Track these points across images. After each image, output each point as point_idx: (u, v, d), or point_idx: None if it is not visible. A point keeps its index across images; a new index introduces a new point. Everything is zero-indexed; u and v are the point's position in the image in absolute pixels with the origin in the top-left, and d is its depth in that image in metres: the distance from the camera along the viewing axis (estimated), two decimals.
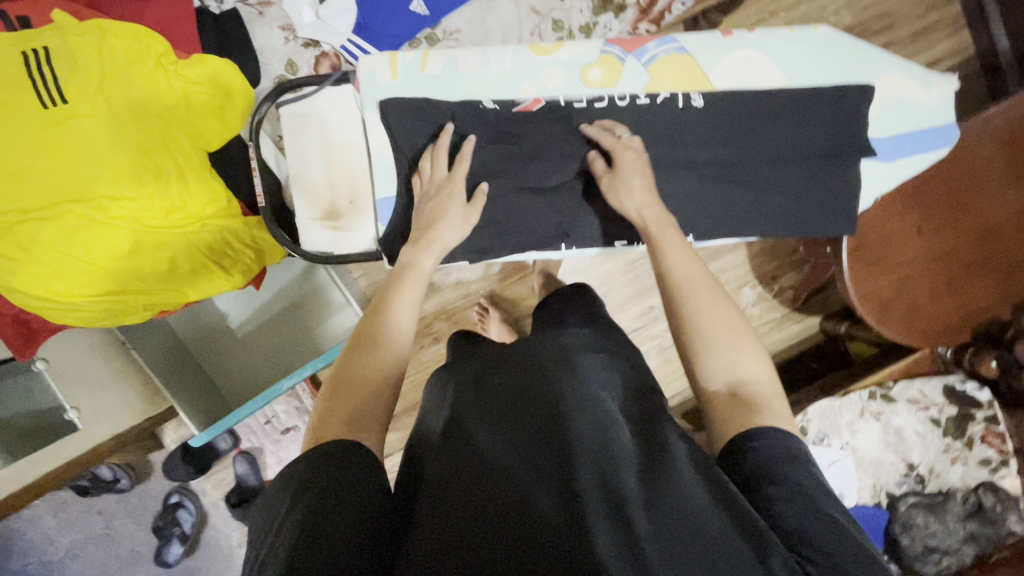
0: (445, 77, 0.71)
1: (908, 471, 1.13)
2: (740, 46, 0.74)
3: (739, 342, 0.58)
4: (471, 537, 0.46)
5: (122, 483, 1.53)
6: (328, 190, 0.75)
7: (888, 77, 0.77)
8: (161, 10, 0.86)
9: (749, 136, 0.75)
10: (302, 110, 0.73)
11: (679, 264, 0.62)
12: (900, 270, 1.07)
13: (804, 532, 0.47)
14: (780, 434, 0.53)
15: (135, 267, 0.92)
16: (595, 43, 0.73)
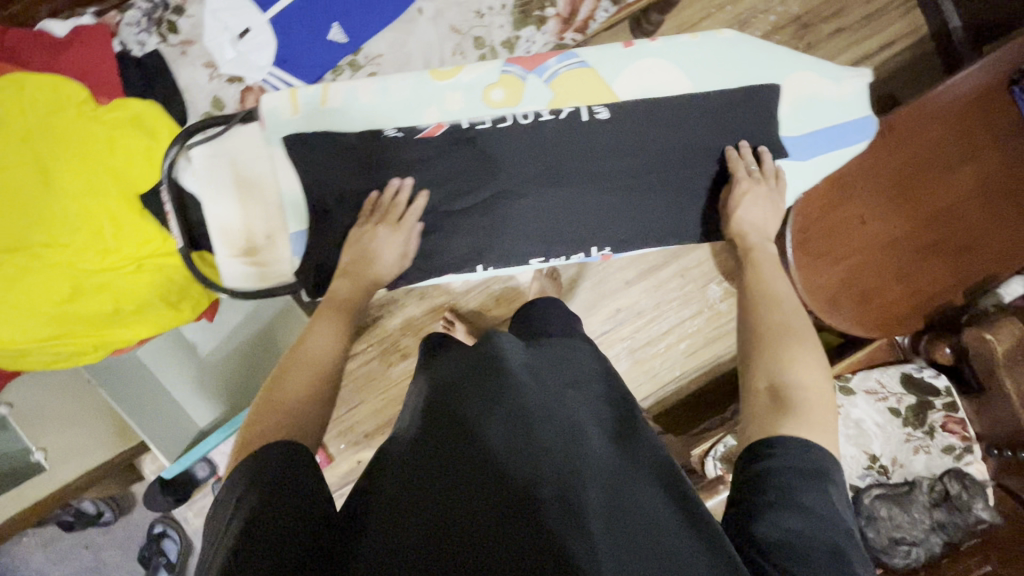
0: (350, 109, 0.72)
1: (871, 463, 1.10)
2: (640, 56, 0.75)
3: (796, 347, 0.59)
4: (432, 547, 0.43)
5: (107, 516, 1.55)
6: (243, 226, 0.75)
7: (796, 75, 0.77)
8: (81, 59, 0.88)
9: (657, 145, 0.75)
10: (211, 150, 0.74)
11: (774, 281, 0.66)
12: (847, 260, 1.06)
13: (795, 546, 0.45)
14: (807, 447, 0.51)
15: (78, 310, 0.93)
16: (494, 65, 0.74)
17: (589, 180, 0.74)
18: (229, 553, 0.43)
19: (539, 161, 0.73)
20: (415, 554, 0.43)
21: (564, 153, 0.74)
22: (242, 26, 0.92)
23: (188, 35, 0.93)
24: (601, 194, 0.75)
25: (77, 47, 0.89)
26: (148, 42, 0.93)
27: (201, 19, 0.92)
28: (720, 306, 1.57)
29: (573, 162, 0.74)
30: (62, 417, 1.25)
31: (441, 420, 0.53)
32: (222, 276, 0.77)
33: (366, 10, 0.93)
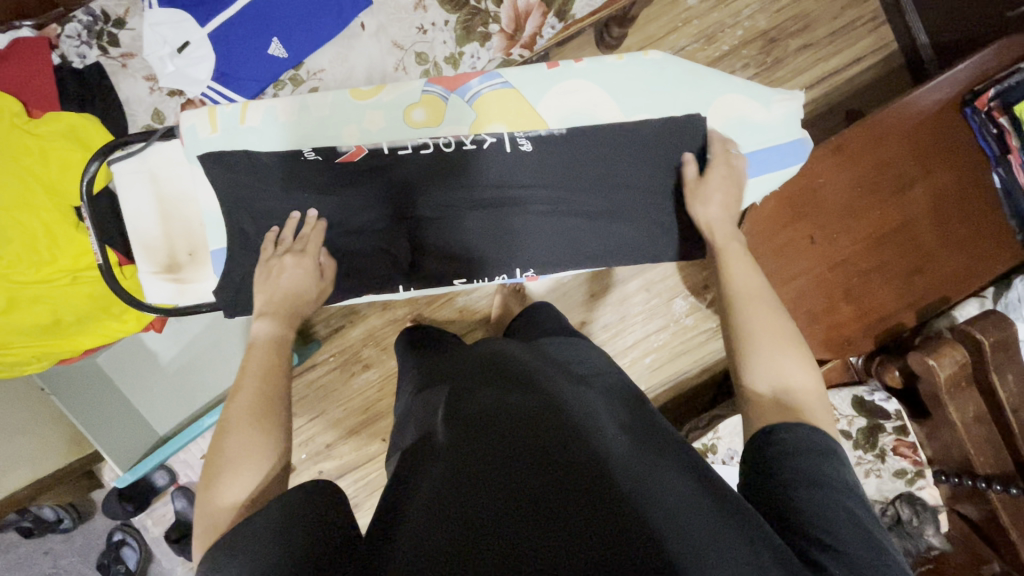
0: (266, 129, 0.71)
1: None
2: (566, 77, 0.73)
3: (792, 351, 0.59)
4: (462, 544, 0.42)
5: (66, 523, 1.54)
6: (166, 243, 0.75)
7: (727, 97, 0.76)
8: (17, 71, 0.87)
9: (581, 171, 0.74)
10: (133, 167, 0.74)
11: (742, 275, 0.64)
12: (797, 281, 1.05)
13: (828, 524, 0.45)
14: (806, 426, 0.52)
15: (17, 321, 0.93)
16: (415, 84, 0.73)
17: (511, 204, 0.73)
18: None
19: (460, 181, 0.72)
20: (446, 551, 0.42)
21: (484, 177, 0.73)
22: (181, 40, 0.90)
23: (129, 48, 0.93)
24: (527, 216, 0.74)
25: (13, 59, 0.88)
26: (89, 54, 0.92)
27: (141, 32, 0.92)
28: (686, 321, 1.56)
29: (494, 187, 0.73)
30: (12, 425, 1.22)
31: (462, 431, 0.54)
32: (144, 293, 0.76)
33: (308, 25, 0.93)
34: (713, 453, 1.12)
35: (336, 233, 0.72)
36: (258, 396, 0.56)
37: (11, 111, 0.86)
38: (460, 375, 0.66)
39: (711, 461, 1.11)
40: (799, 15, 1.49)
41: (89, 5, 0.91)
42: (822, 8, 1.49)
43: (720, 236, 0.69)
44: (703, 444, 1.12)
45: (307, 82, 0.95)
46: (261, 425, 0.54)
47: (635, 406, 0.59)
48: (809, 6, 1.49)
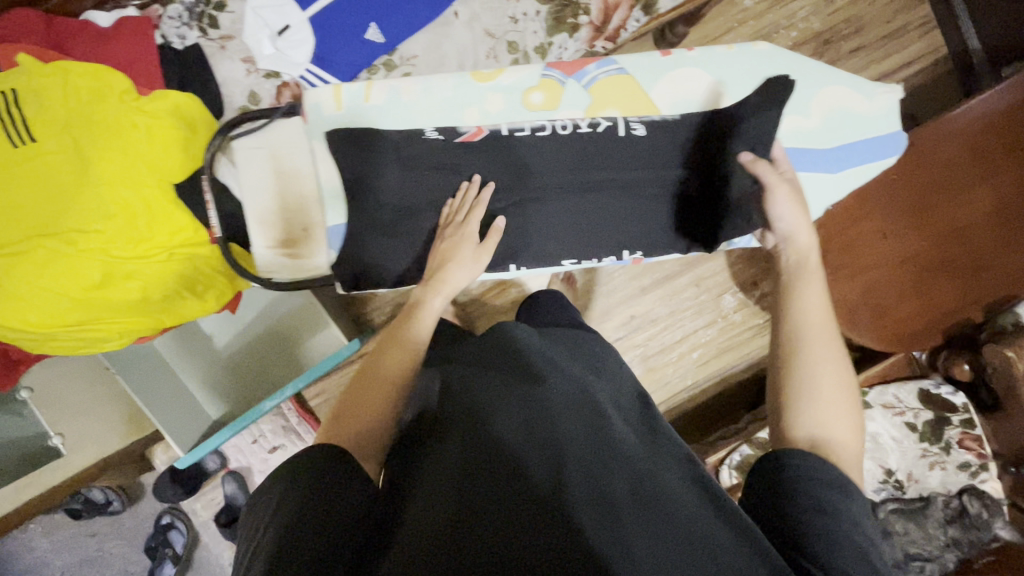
0: (387, 107, 0.73)
1: (886, 477, 1.10)
2: (679, 65, 0.76)
3: (845, 399, 0.55)
4: (461, 532, 0.44)
5: (115, 505, 1.55)
6: (282, 218, 0.77)
7: (832, 88, 0.78)
8: (123, 48, 0.90)
9: (691, 154, 0.75)
10: (255, 142, 0.76)
11: (813, 303, 0.59)
12: (868, 273, 1.06)
13: (824, 552, 0.46)
14: (821, 453, 0.52)
15: (108, 296, 0.95)
16: (535, 68, 0.75)
17: (610, 186, 0.75)
18: (275, 553, 0.45)
19: (572, 159, 0.74)
20: (442, 543, 0.44)
21: (586, 158, 0.74)
22: (282, 23, 0.94)
23: (229, 30, 0.94)
24: (632, 200, 0.76)
25: (120, 37, 0.90)
26: (188, 35, 0.94)
27: (241, 15, 0.94)
28: (732, 317, 1.58)
29: (592, 166, 0.74)
30: (77, 404, 1.22)
31: (466, 414, 0.54)
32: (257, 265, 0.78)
33: (403, 12, 0.95)
34: None
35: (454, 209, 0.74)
36: (383, 373, 0.59)
37: (120, 87, 0.87)
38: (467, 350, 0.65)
39: None
40: (853, 19, 1.51)
41: None
42: (876, 12, 1.52)
43: (783, 254, 0.65)
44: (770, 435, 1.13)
45: (400, 68, 0.96)
46: (369, 399, 0.58)
47: (643, 405, 0.61)
48: (863, 10, 1.51)
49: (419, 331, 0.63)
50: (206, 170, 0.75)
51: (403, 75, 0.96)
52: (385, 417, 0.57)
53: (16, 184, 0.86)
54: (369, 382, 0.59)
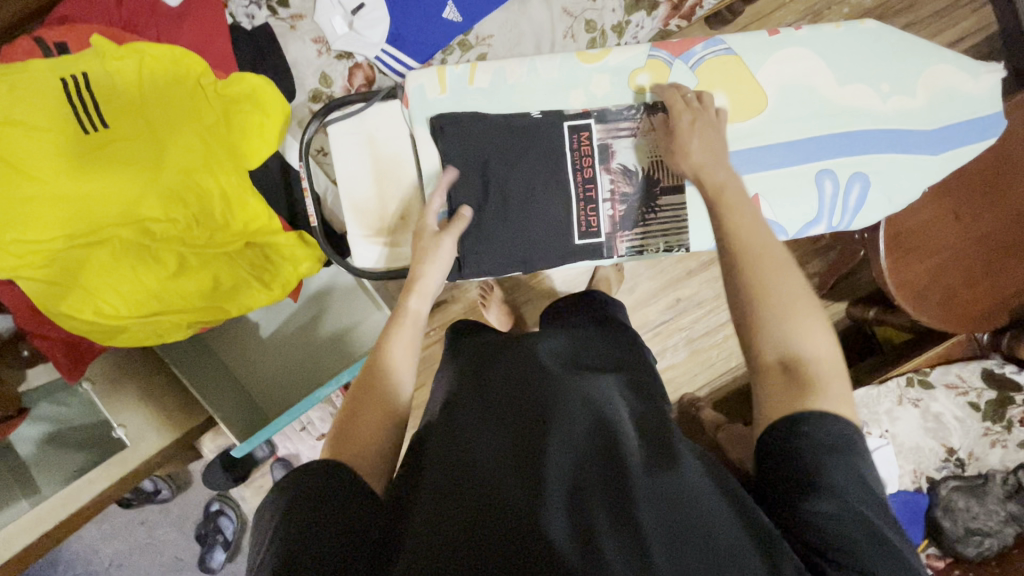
0: (492, 88, 0.82)
1: (948, 456, 1.13)
2: (785, 45, 0.86)
3: (805, 320, 0.52)
4: (473, 539, 0.43)
5: (163, 494, 1.55)
6: (379, 206, 0.82)
7: (938, 67, 0.88)
8: (196, 29, 0.89)
9: (781, 129, 0.87)
10: (350, 128, 0.82)
11: (739, 228, 0.59)
12: (936, 257, 1.02)
13: (841, 535, 0.43)
14: (835, 417, 0.47)
15: (182, 286, 0.92)
16: (642, 49, 0.85)
17: None
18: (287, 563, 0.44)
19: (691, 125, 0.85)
20: (455, 553, 0.42)
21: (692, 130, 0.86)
22: (356, 2, 0.92)
23: (298, 9, 0.93)
24: None
25: (191, 15, 0.89)
26: (257, 14, 0.93)
27: None
28: None
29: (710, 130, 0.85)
30: (137, 394, 1.14)
31: (473, 431, 0.55)
32: (354, 255, 0.83)
33: None
34: None
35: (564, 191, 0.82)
36: (385, 379, 0.60)
37: (197, 70, 0.87)
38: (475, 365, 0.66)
39: None
40: None
41: None
42: None
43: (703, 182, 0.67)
44: None
45: (475, 48, 0.95)
46: (369, 416, 0.57)
47: (651, 403, 0.60)
48: None
49: (412, 330, 0.65)
50: (303, 159, 0.80)
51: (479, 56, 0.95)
52: (388, 429, 0.57)
53: (89, 171, 0.83)
54: (371, 387, 0.59)
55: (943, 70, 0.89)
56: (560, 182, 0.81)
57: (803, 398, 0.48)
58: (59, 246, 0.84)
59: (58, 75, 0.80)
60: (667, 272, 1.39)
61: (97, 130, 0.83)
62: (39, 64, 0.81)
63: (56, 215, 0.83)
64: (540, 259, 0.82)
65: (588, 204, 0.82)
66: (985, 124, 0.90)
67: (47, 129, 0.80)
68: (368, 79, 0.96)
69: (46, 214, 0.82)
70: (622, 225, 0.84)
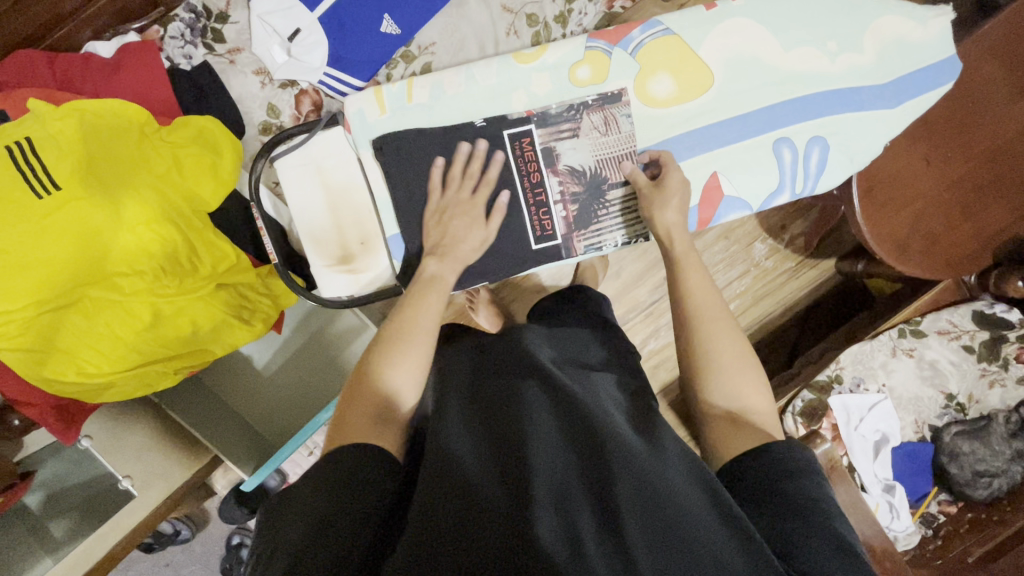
0: (432, 100, 0.84)
1: (947, 402, 1.12)
2: (722, 19, 0.89)
3: (746, 373, 0.60)
4: (463, 539, 0.43)
5: (184, 534, 1.56)
6: (339, 236, 0.85)
7: (884, 19, 0.92)
8: (135, 78, 0.91)
9: (725, 105, 0.88)
10: (296, 161, 0.84)
11: (696, 289, 0.66)
12: (913, 206, 0.98)
13: (816, 557, 0.45)
14: (793, 443, 0.54)
15: (162, 335, 0.92)
16: (580, 42, 0.87)
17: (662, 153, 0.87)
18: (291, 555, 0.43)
19: (635, 106, 0.87)
20: (441, 546, 0.42)
21: (636, 113, 0.87)
22: (292, 28, 0.96)
23: (234, 43, 0.98)
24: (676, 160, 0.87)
25: (128, 66, 0.92)
26: (194, 54, 0.98)
27: (245, 25, 0.98)
28: (766, 264, 1.42)
29: (669, 136, 0.88)
30: (139, 444, 1.13)
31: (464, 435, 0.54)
32: (321, 287, 0.85)
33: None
34: (838, 383, 1.13)
35: (516, 194, 0.84)
36: (386, 380, 0.58)
37: (140, 120, 0.88)
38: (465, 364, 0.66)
39: (838, 391, 1.13)
40: None
41: (190, 3, 0.97)
42: None
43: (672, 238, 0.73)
44: (829, 376, 1.14)
45: (420, 57, 1.01)
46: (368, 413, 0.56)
47: (641, 405, 0.61)
48: None
49: (429, 328, 0.64)
50: (253, 197, 0.81)
51: (424, 64, 1.01)
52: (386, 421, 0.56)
53: (48, 235, 0.81)
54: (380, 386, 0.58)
55: (890, 20, 0.92)
56: (508, 185, 0.84)
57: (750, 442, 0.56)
58: (32, 313, 0.83)
59: (1, 145, 0.79)
60: (650, 253, 1.36)
61: (49, 193, 0.81)
62: None
63: (21, 284, 0.81)
64: (505, 264, 0.85)
65: (540, 208, 0.85)
66: (939, 70, 0.90)
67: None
68: (315, 103, 1.01)
69: (11, 284, 0.81)
70: (577, 225, 0.87)
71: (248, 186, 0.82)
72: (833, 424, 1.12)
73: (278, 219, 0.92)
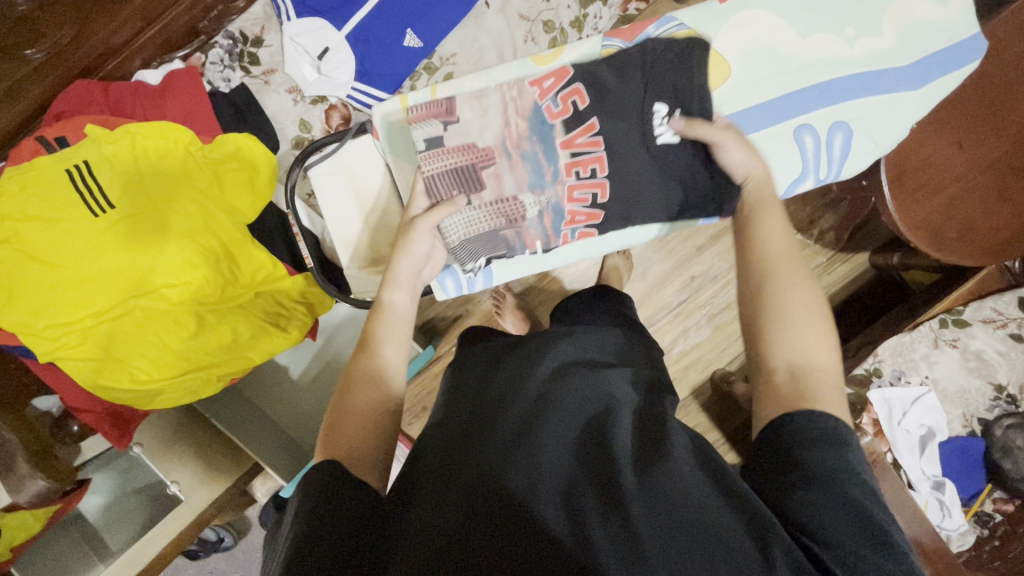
0: (455, 104, 0.88)
1: (997, 394, 1.07)
2: (735, 12, 0.90)
3: (814, 326, 0.57)
4: (470, 538, 0.43)
5: (227, 541, 1.60)
6: (369, 240, 0.89)
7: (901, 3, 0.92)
8: (180, 102, 0.98)
9: (743, 96, 0.89)
10: (327, 168, 0.89)
11: (769, 237, 0.65)
12: (947, 189, 0.96)
13: (829, 529, 0.44)
14: (815, 411, 0.51)
15: (203, 342, 0.97)
16: (595, 41, 0.90)
17: None
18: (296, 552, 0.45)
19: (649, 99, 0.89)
20: (447, 545, 0.43)
21: None
22: (322, 47, 1.02)
23: (268, 65, 1.05)
24: None
25: (173, 90, 0.99)
26: (232, 77, 1.05)
27: (278, 47, 1.05)
28: None
29: None
30: (186, 450, 1.17)
31: (470, 431, 0.55)
32: (355, 289, 0.89)
33: (435, 13, 1.03)
34: (877, 377, 1.10)
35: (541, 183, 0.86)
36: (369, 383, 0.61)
37: (184, 141, 0.95)
38: (475, 373, 0.68)
39: (878, 384, 1.09)
40: None
41: (229, 30, 1.04)
42: None
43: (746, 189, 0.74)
44: (867, 369, 1.11)
45: (442, 68, 1.05)
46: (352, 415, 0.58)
47: (654, 397, 0.61)
48: None
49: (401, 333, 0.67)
50: (289, 205, 0.85)
51: (446, 74, 1.05)
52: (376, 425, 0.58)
53: (104, 251, 0.88)
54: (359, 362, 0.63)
55: (908, 3, 0.91)
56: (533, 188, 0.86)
57: (805, 403, 0.52)
58: (89, 324, 0.89)
59: (62, 168, 0.86)
60: (675, 251, 1.36)
61: (104, 211, 0.87)
62: (44, 160, 0.87)
63: (80, 296, 0.87)
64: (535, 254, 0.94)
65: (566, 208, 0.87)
66: (962, 50, 0.90)
67: (61, 220, 0.85)
68: (344, 117, 1.06)
69: (72, 298, 0.87)
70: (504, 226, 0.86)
71: (283, 194, 0.86)
72: (873, 419, 1.08)
73: (312, 227, 0.96)
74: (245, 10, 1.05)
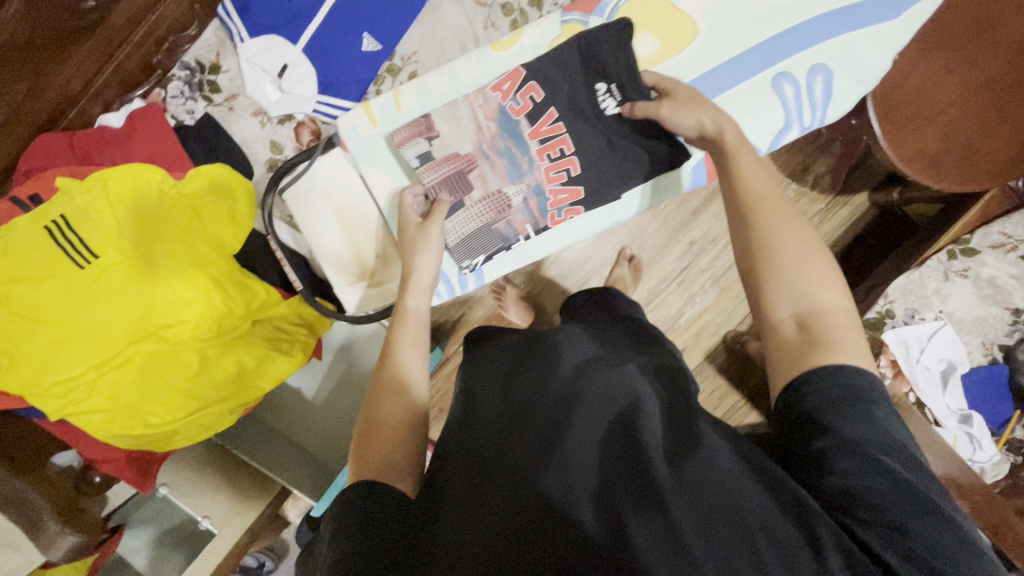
0: (421, 105, 0.87)
1: (1015, 318, 1.05)
2: None
3: (816, 266, 0.55)
4: (509, 549, 0.41)
5: (269, 566, 1.62)
6: (354, 254, 0.88)
7: None
8: (146, 141, 0.98)
9: (712, 53, 0.87)
10: (301, 188, 0.88)
11: (751, 176, 0.61)
12: (942, 118, 0.91)
13: (868, 498, 0.43)
14: (843, 365, 0.49)
15: (210, 378, 0.96)
16: (554, 18, 0.87)
17: None
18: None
19: None
20: (487, 559, 0.41)
21: None
22: (279, 64, 1.00)
23: (229, 91, 1.05)
24: None
25: (138, 130, 0.98)
26: (195, 107, 1.05)
27: (236, 70, 1.04)
28: None
29: None
30: (214, 486, 1.17)
31: (493, 434, 0.52)
32: (346, 305, 0.89)
33: (389, 15, 1.01)
34: (890, 318, 1.08)
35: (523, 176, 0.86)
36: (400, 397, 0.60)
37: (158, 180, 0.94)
38: (489, 364, 0.64)
39: (892, 326, 1.08)
40: None
41: (184, 61, 1.05)
42: None
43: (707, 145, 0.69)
44: (879, 312, 1.09)
45: (404, 68, 1.04)
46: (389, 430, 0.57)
47: (671, 380, 0.58)
48: None
49: (419, 353, 0.65)
50: (268, 230, 0.83)
51: (410, 73, 1.03)
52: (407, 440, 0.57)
53: (94, 303, 0.86)
54: (384, 387, 0.61)
55: None
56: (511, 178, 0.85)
57: (815, 352, 0.50)
58: (91, 376, 0.87)
59: (41, 226, 0.85)
60: (670, 220, 1.33)
61: (89, 262, 0.86)
62: (22, 221, 0.86)
63: (77, 351, 0.86)
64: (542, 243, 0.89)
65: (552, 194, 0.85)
66: None
67: (49, 277, 0.85)
68: (314, 132, 1.05)
69: (70, 352, 0.86)
70: (495, 216, 0.85)
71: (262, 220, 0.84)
72: (891, 361, 1.07)
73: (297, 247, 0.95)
74: (197, 38, 1.05)
